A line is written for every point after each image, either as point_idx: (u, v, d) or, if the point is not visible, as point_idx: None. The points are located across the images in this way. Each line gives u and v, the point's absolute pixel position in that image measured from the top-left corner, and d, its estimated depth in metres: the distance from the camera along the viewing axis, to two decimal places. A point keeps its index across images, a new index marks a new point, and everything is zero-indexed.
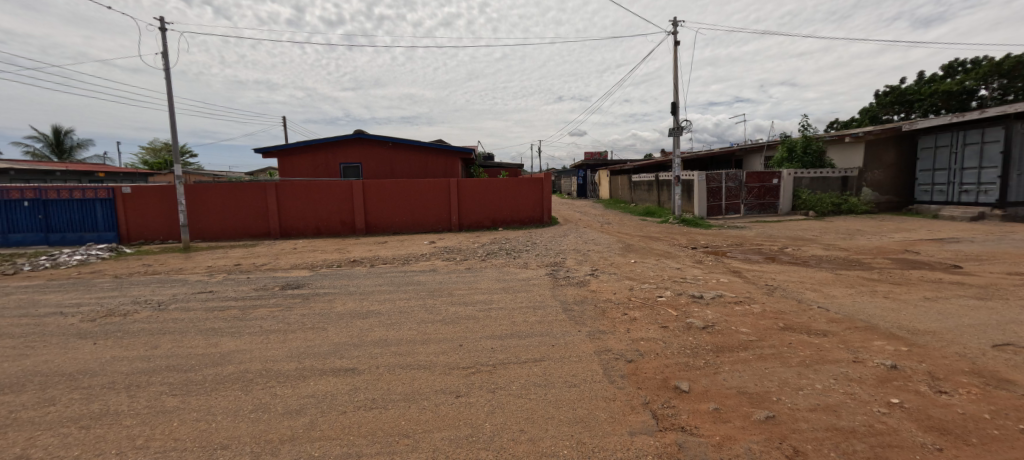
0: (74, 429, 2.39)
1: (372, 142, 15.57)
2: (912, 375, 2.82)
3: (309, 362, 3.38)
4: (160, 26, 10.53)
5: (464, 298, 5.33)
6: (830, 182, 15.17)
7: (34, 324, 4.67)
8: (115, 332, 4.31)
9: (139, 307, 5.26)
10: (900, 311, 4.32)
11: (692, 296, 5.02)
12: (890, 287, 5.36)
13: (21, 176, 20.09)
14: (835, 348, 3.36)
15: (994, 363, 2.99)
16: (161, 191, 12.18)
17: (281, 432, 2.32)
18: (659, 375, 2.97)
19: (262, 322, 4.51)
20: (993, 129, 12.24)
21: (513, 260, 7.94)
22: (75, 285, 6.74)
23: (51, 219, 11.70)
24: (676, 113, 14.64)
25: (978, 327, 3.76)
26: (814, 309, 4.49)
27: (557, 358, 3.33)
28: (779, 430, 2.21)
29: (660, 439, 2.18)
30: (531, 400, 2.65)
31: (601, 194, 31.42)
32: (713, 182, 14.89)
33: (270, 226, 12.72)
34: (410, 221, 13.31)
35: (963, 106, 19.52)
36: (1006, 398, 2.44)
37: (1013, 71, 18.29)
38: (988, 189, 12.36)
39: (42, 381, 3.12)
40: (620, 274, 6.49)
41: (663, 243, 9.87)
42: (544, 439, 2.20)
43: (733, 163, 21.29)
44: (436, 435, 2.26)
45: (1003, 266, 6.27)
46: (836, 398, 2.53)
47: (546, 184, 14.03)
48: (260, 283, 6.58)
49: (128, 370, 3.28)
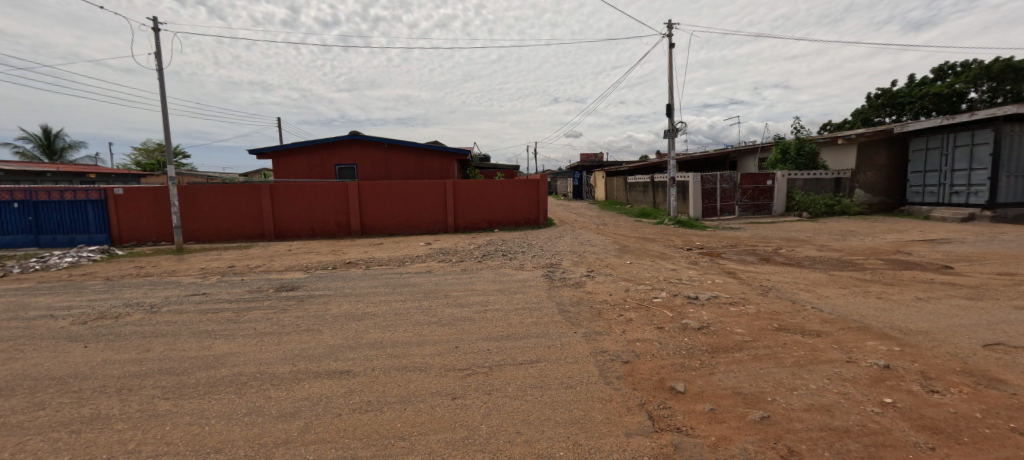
0: (63, 433, 2.36)
1: (367, 144, 15.52)
2: (905, 375, 2.85)
3: (304, 365, 3.36)
4: (154, 26, 10.48)
5: (460, 299, 5.32)
6: (824, 183, 15.29)
7: (22, 327, 4.59)
8: (106, 335, 4.26)
9: (131, 310, 5.20)
10: (893, 311, 4.37)
11: (687, 297, 5.04)
12: (883, 287, 5.41)
13: (9, 177, 19.82)
14: (829, 348, 3.38)
15: (986, 362, 3.02)
16: (154, 193, 12.09)
17: (275, 436, 2.29)
18: (655, 376, 2.98)
19: (255, 325, 4.47)
20: (983, 131, 12.40)
21: (510, 262, 7.94)
22: (66, 288, 6.65)
23: (41, 220, 11.56)
24: (670, 115, 14.73)
25: (969, 327, 3.81)
26: (809, 309, 4.53)
27: (553, 360, 3.32)
28: (774, 430, 2.22)
29: (656, 439, 2.19)
30: (527, 402, 2.65)
31: (597, 195, 31.50)
32: (708, 184, 14.98)
33: (264, 227, 12.63)
34: (405, 222, 13.28)
35: (953, 108, 19.77)
36: (997, 397, 2.47)
37: (1002, 74, 18.54)
38: (978, 191, 12.53)
39: (32, 385, 3.08)
40: (616, 275, 6.51)
41: (658, 244, 9.90)
42: (540, 441, 2.20)
43: (727, 165, 21.42)
44: (432, 437, 2.25)
45: (993, 267, 6.36)
46: (830, 398, 2.55)
47: (542, 185, 14.04)
48: (254, 285, 6.52)
49: (120, 374, 3.24)
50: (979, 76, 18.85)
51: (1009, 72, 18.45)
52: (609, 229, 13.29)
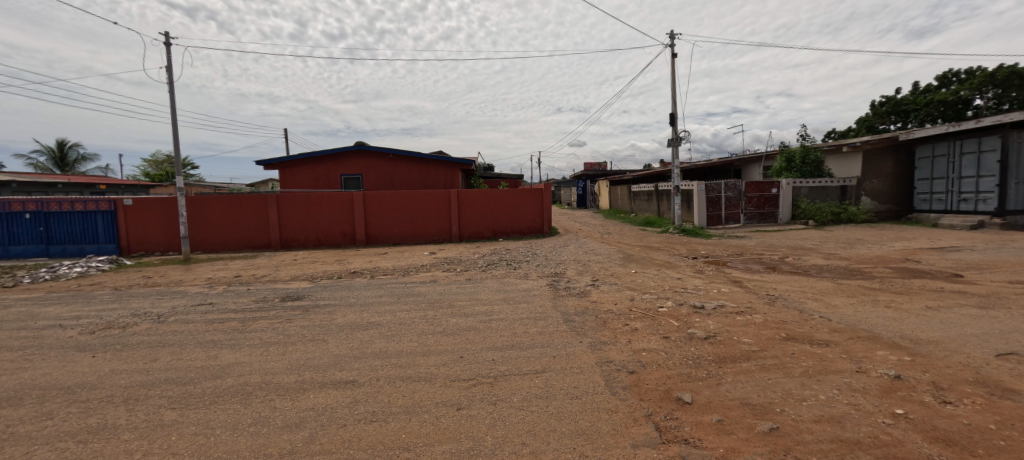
0: (71, 443, 2.36)
1: (373, 154, 15.69)
2: (917, 385, 2.81)
3: (309, 375, 3.36)
4: (165, 41, 10.71)
5: (465, 309, 5.30)
6: (830, 191, 15.16)
7: (33, 337, 4.64)
8: (114, 345, 4.29)
9: (138, 320, 5.23)
10: (902, 320, 4.31)
11: (693, 307, 5.00)
12: (891, 296, 5.36)
13: (22, 189, 20.22)
14: (838, 358, 3.34)
15: (999, 372, 2.97)
16: (163, 204, 12.25)
17: (280, 446, 2.29)
18: (661, 387, 2.95)
19: (261, 335, 4.48)
20: (990, 138, 12.32)
21: (514, 271, 7.93)
22: (74, 298, 6.68)
23: (51, 231, 11.70)
24: (674, 123, 14.78)
25: (981, 336, 3.74)
26: (816, 318, 4.48)
27: (558, 370, 3.31)
28: (783, 441, 2.19)
29: (664, 451, 2.16)
30: (533, 412, 2.63)
31: (602, 204, 31.47)
32: (713, 192, 14.95)
33: (270, 237, 12.74)
34: (410, 231, 13.34)
35: (958, 115, 19.74)
36: (1012, 409, 2.41)
37: (1007, 81, 18.37)
38: (987, 198, 12.40)
39: (40, 394, 3.10)
40: (621, 285, 6.47)
41: (663, 253, 9.87)
42: (545, 452, 2.18)
43: (732, 173, 21.29)
44: (436, 448, 2.24)
45: (1004, 275, 6.27)
46: (839, 410, 2.51)
47: (546, 194, 14.06)
48: (260, 294, 6.57)
49: (127, 384, 3.26)
50: (984, 83, 18.71)
51: (1015, 78, 18.26)
52: (614, 238, 13.19)
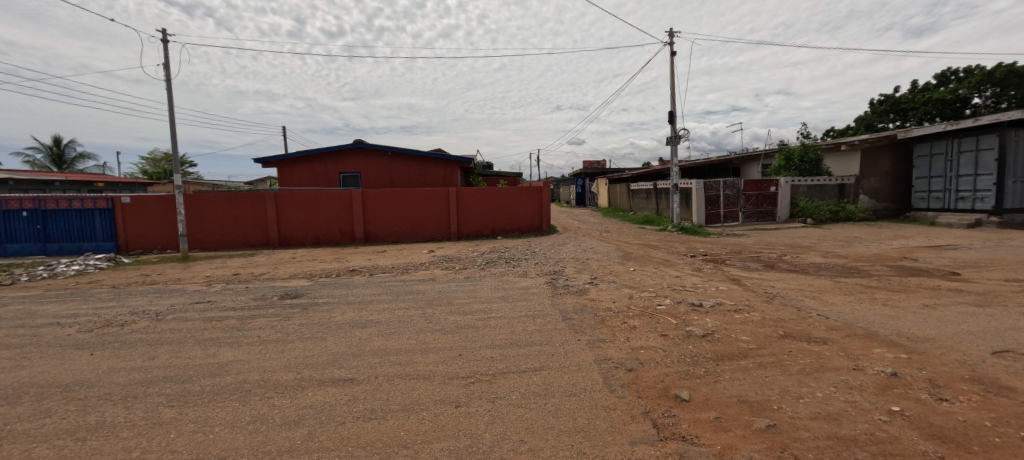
0: (69, 441, 2.36)
1: (372, 152, 15.68)
2: (913, 383, 2.81)
3: (308, 372, 3.37)
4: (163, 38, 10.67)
5: (463, 307, 5.30)
6: (828, 189, 15.17)
7: (31, 335, 4.65)
8: (112, 342, 4.30)
9: (136, 318, 5.20)
10: (900, 318, 4.33)
11: (691, 304, 5.02)
12: (889, 293, 5.39)
13: (20, 186, 20.24)
14: (835, 356, 3.36)
15: (995, 369, 2.99)
16: (160, 202, 12.22)
17: (279, 443, 2.29)
18: (659, 384, 2.96)
19: (259, 333, 4.47)
20: (987, 136, 12.36)
21: (512, 269, 7.96)
22: (73, 296, 6.71)
23: (49, 229, 11.68)
24: (673, 121, 14.76)
25: (977, 334, 3.77)
26: (814, 316, 4.50)
27: (557, 367, 3.32)
28: (780, 439, 2.19)
29: (662, 448, 2.17)
30: (531, 410, 2.63)
31: (601, 202, 31.31)
32: (711, 190, 14.96)
33: (269, 236, 12.72)
34: (410, 229, 13.34)
35: (956, 114, 19.80)
36: (1007, 405, 2.43)
37: (1004, 79, 18.45)
38: (984, 196, 12.42)
39: (37, 392, 3.10)
40: (619, 283, 6.50)
41: (662, 251, 9.91)
42: (544, 449, 2.19)
43: (731, 172, 21.27)
44: (435, 446, 2.24)
45: (1002, 273, 6.30)
46: (837, 407, 2.52)
47: (545, 192, 14.07)
48: (258, 293, 6.53)
49: (124, 382, 3.26)
50: (982, 81, 18.78)
51: (1012, 77, 18.32)
52: (612, 236, 13.21)
